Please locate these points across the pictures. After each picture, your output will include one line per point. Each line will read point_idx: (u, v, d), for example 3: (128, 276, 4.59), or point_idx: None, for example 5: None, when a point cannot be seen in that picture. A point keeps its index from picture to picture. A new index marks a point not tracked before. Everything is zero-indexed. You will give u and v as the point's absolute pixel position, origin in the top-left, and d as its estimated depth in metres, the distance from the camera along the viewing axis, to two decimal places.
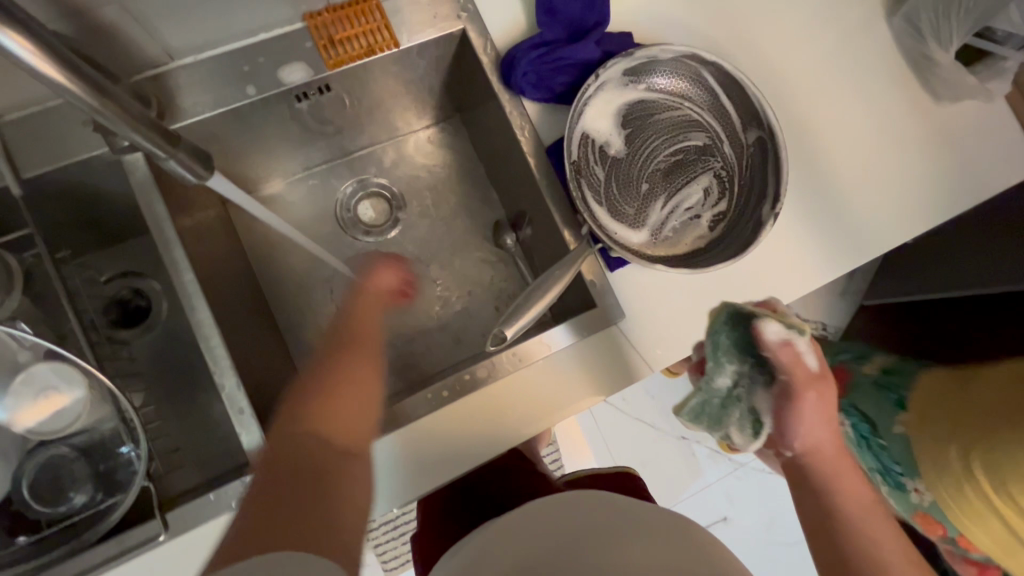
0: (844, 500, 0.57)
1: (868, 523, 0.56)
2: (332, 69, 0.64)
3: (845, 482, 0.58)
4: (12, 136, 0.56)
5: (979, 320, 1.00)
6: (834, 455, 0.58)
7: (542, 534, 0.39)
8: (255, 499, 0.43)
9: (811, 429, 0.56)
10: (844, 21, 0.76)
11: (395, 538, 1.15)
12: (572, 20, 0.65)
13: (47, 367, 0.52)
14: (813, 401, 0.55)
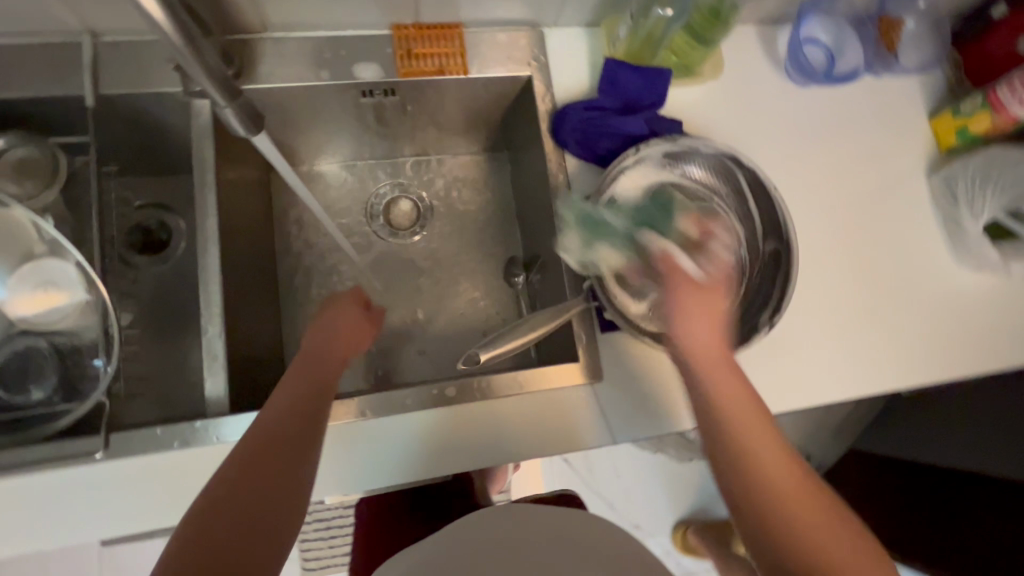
0: (771, 478, 0.45)
1: (808, 509, 0.44)
2: (401, 77, 0.69)
3: (776, 457, 0.46)
4: (103, 55, 0.62)
5: (965, 497, 0.96)
6: (756, 419, 0.48)
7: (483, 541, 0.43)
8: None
9: (720, 379, 0.50)
10: (885, 168, 0.79)
11: (323, 538, 1.12)
12: (630, 96, 0.68)
13: (58, 264, 0.55)
14: (713, 342, 0.51)
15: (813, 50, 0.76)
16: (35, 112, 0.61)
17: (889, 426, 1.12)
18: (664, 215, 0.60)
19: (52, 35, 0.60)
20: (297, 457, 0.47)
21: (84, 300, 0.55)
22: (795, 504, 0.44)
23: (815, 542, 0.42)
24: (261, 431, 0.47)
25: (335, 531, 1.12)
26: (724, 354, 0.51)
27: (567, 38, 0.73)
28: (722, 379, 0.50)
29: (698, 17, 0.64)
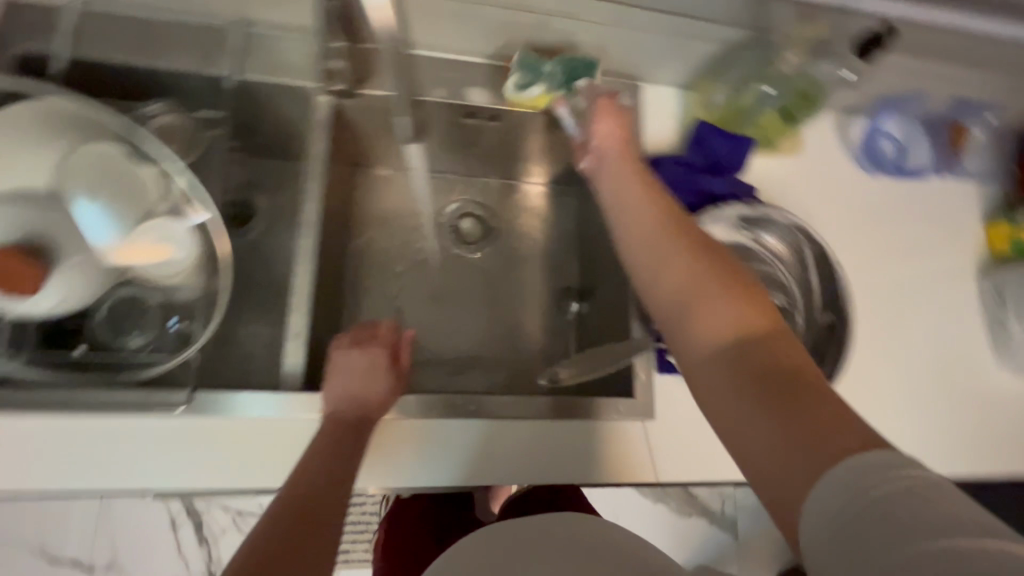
0: (712, 339, 0.44)
1: (756, 353, 0.41)
2: (509, 107, 0.75)
3: (713, 321, 0.45)
4: (250, 44, 0.67)
5: None
6: (703, 283, 0.47)
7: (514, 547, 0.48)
8: None
9: (657, 265, 0.51)
10: (938, 262, 0.83)
11: None
12: (716, 157, 0.73)
13: (186, 227, 0.58)
14: (648, 222, 0.54)
15: (886, 143, 0.82)
16: (178, 83, 0.66)
17: None
18: (583, 76, 0.71)
19: (209, 18, 0.67)
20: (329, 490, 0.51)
21: (198, 261, 0.60)
22: (741, 363, 0.41)
23: (753, 402, 0.39)
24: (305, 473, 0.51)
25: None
26: (671, 232, 0.52)
27: (659, 95, 0.77)
28: (664, 268, 0.50)
29: (791, 101, 0.69)
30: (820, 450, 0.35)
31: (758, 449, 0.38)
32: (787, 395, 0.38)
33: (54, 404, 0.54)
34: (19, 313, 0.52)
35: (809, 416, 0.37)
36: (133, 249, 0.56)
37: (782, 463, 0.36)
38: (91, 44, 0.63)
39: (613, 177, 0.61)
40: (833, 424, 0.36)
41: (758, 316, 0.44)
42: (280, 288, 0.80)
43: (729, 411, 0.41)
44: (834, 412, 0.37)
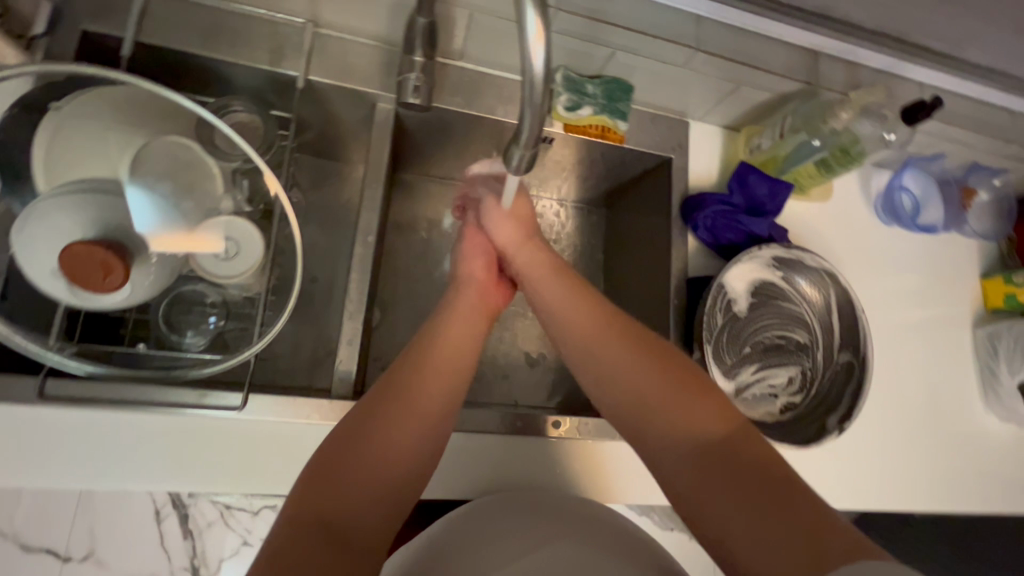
0: (679, 444, 0.50)
1: (721, 457, 0.48)
2: (564, 131, 0.73)
3: (681, 426, 0.50)
4: (319, 45, 0.67)
5: None
6: (662, 392, 0.52)
7: (506, 531, 0.55)
8: (303, 505, 0.45)
9: (602, 370, 0.56)
10: (939, 311, 0.89)
11: None
12: (755, 197, 0.77)
13: (237, 224, 0.57)
14: (586, 329, 0.58)
15: (905, 196, 0.88)
16: (241, 78, 0.65)
17: None
18: (624, 101, 0.73)
19: (279, 14, 0.65)
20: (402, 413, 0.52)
21: (257, 263, 0.59)
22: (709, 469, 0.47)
23: (732, 510, 0.45)
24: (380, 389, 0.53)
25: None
26: (614, 334, 0.57)
27: (704, 133, 0.81)
28: (614, 371, 0.55)
29: (830, 154, 0.72)
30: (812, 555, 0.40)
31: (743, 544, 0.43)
32: (761, 500, 0.44)
33: (114, 397, 0.55)
34: (74, 304, 0.50)
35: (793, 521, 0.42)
36: (195, 240, 0.54)
37: (768, 571, 0.42)
38: (155, 29, 0.61)
39: (537, 273, 0.64)
40: (815, 526, 0.42)
41: (722, 420, 0.50)
42: (316, 291, 0.80)
43: (711, 519, 0.46)
44: (816, 515, 0.43)
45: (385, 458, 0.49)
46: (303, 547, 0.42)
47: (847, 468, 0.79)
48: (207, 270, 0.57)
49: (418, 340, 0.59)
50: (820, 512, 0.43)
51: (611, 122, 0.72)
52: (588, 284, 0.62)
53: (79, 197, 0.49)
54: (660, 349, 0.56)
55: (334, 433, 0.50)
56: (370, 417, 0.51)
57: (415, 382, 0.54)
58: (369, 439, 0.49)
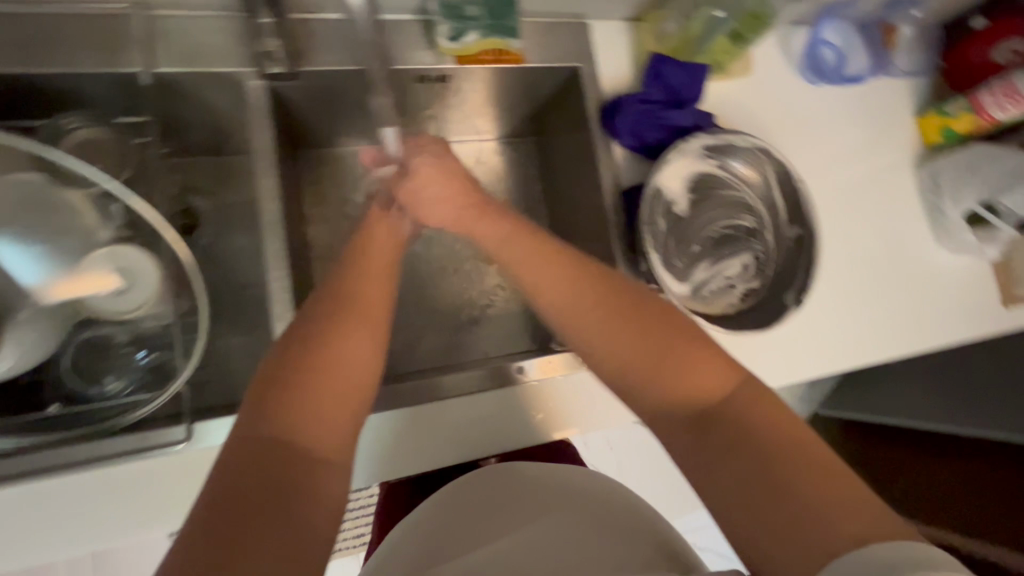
0: (674, 403, 0.46)
1: (722, 419, 0.44)
2: (459, 65, 0.67)
3: (676, 385, 0.46)
4: (154, 31, 0.58)
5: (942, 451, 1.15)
6: (652, 350, 0.48)
7: (504, 494, 0.58)
8: (225, 485, 0.39)
9: (585, 331, 0.52)
10: (880, 161, 0.88)
11: None
12: (673, 88, 0.73)
13: (113, 254, 0.53)
14: (568, 292, 0.53)
15: (828, 51, 0.84)
16: (82, 90, 0.58)
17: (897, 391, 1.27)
18: (511, 16, 0.66)
19: (96, 6, 0.57)
20: (347, 365, 0.48)
21: (156, 289, 0.54)
22: (709, 433, 0.44)
23: (734, 478, 0.42)
24: (302, 341, 0.47)
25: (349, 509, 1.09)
26: (599, 292, 0.52)
27: (608, 32, 0.75)
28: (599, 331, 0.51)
29: (740, 22, 0.70)
30: (829, 529, 0.37)
31: (746, 509, 0.41)
32: (771, 466, 0.41)
33: (50, 465, 0.51)
34: None
35: (810, 490, 0.39)
36: (77, 283, 0.51)
37: (773, 539, 0.39)
38: None
39: (496, 239, 0.59)
40: (834, 494, 0.38)
41: (723, 376, 0.46)
42: (249, 296, 0.76)
43: (712, 484, 0.43)
44: (835, 480, 0.39)
45: (338, 403, 0.46)
46: (256, 489, 0.39)
47: (814, 338, 0.80)
48: (104, 308, 0.53)
49: (327, 285, 0.54)
50: (841, 475, 0.39)
51: (502, 43, 0.66)
52: (565, 245, 0.56)
53: None
54: (651, 305, 0.51)
55: (270, 364, 0.46)
56: (300, 379, 0.45)
57: (362, 306, 0.52)
58: (318, 369, 0.46)
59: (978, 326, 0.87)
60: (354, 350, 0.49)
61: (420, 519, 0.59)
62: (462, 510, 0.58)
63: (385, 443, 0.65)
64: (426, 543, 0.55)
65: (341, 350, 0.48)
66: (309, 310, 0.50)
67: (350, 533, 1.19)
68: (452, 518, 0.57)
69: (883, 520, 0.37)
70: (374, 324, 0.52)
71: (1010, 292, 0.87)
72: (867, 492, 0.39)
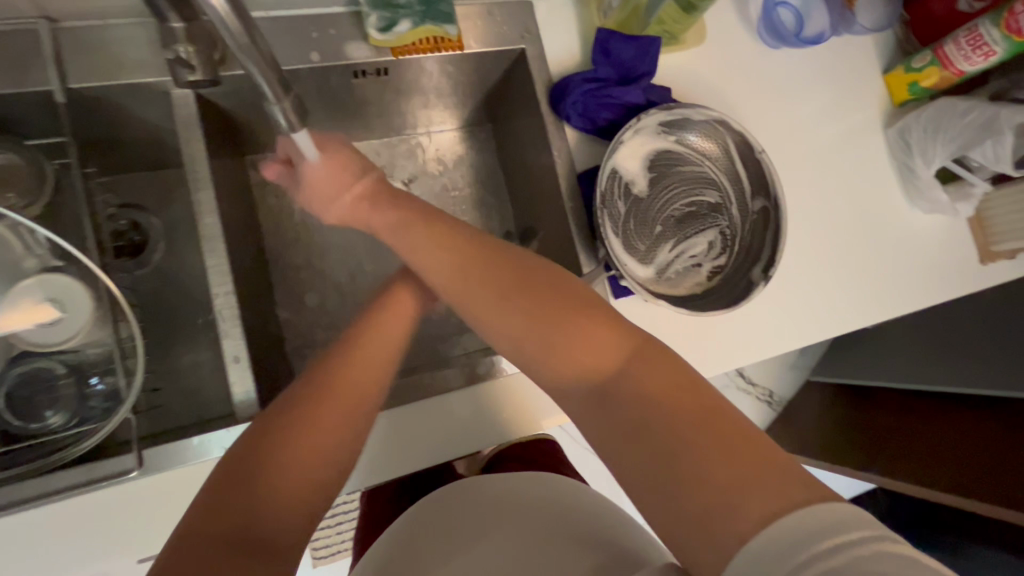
0: (578, 383, 0.45)
1: (623, 397, 0.43)
2: (395, 57, 0.64)
3: (580, 371, 0.45)
4: (66, 45, 0.56)
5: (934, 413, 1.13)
6: (553, 333, 0.46)
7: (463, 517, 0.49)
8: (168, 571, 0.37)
9: (487, 317, 0.49)
10: (848, 123, 0.85)
11: (329, 528, 1.18)
12: (623, 64, 0.70)
13: (38, 285, 0.50)
14: (457, 275, 0.50)
15: (785, 12, 0.81)
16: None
17: (884, 354, 1.26)
18: (444, 1, 0.63)
19: (0, 23, 0.54)
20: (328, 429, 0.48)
21: (91, 321, 0.52)
22: (614, 413, 0.43)
23: (644, 467, 0.40)
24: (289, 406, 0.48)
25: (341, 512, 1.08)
26: (492, 272, 0.49)
27: (553, 8, 0.72)
28: (493, 310, 0.49)
29: None
30: (731, 510, 0.36)
31: (659, 497, 0.39)
32: (675, 446, 0.39)
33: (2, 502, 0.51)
34: None
35: (715, 470, 0.38)
36: (4, 321, 0.50)
37: (684, 525, 0.38)
38: None
39: (389, 226, 0.55)
40: (739, 469, 0.37)
41: (618, 350, 0.44)
42: (206, 311, 0.74)
43: (628, 471, 0.41)
44: (734, 450, 0.38)
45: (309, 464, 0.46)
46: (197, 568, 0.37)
47: (787, 311, 0.78)
48: (37, 342, 0.51)
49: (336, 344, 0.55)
50: (746, 444, 0.38)
51: (439, 31, 0.63)
52: (452, 220, 0.54)
53: None
54: (547, 281, 0.49)
55: (241, 446, 0.45)
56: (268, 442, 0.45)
57: (357, 366, 0.52)
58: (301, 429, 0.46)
59: (956, 285, 0.85)
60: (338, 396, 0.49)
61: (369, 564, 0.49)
62: (415, 544, 0.48)
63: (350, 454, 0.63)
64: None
65: (317, 429, 0.47)
66: (292, 388, 0.50)
67: (346, 532, 1.19)
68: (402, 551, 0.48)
69: (782, 492, 0.36)
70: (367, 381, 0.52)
71: (987, 247, 0.85)
72: (771, 460, 0.38)
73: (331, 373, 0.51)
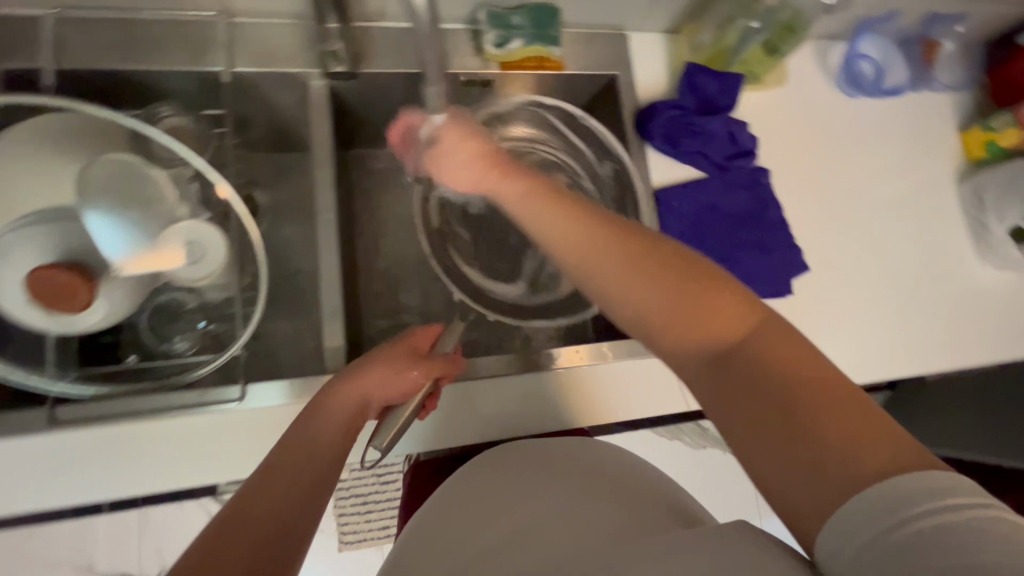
0: (695, 346, 0.44)
1: (743, 361, 0.41)
2: (503, 70, 0.72)
3: (697, 334, 0.44)
4: (236, 36, 0.66)
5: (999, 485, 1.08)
6: (680, 293, 0.45)
7: (499, 483, 0.56)
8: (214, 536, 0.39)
9: (602, 275, 0.49)
10: (921, 174, 0.87)
11: (360, 515, 1.09)
12: (707, 96, 0.76)
13: (188, 229, 0.57)
14: (579, 239, 0.50)
15: (864, 64, 0.85)
16: (169, 83, 0.65)
17: None
18: (552, 26, 0.71)
19: (189, 13, 0.65)
20: (320, 429, 0.50)
21: (225, 264, 0.60)
22: (732, 377, 0.41)
23: (763, 431, 0.38)
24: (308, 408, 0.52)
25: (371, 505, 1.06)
26: (610, 231, 0.49)
27: (646, 44, 0.79)
28: (608, 268, 0.48)
29: (773, 33, 0.73)
30: (849, 470, 0.35)
31: (771, 462, 0.38)
32: (795, 413, 0.37)
33: (123, 412, 0.58)
34: (57, 328, 0.52)
35: (835, 437, 0.36)
36: (157, 260, 0.55)
37: (802, 489, 0.36)
38: (69, 55, 0.61)
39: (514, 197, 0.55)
40: (857, 434, 0.35)
41: (745, 316, 0.43)
42: None
43: (738, 436, 0.40)
44: (853, 421, 0.36)
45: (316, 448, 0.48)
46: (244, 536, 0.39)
47: (850, 348, 0.78)
48: (182, 277, 0.59)
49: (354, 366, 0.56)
50: (870, 419, 0.36)
51: (545, 50, 0.72)
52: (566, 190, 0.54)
53: (39, 227, 0.50)
54: (662, 246, 0.47)
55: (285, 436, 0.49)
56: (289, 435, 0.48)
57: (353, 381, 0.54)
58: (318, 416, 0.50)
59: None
60: (340, 400, 0.52)
61: (422, 526, 0.54)
62: (471, 499, 0.55)
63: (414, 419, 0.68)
64: (432, 535, 0.52)
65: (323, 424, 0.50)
66: (334, 382, 0.54)
67: (375, 523, 1.11)
68: (457, 508, 0.54)
69: (900, 459, 0.34)
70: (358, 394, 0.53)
71: None
72: (891, 433, 0.35)
73: (335, 390, 0.53)
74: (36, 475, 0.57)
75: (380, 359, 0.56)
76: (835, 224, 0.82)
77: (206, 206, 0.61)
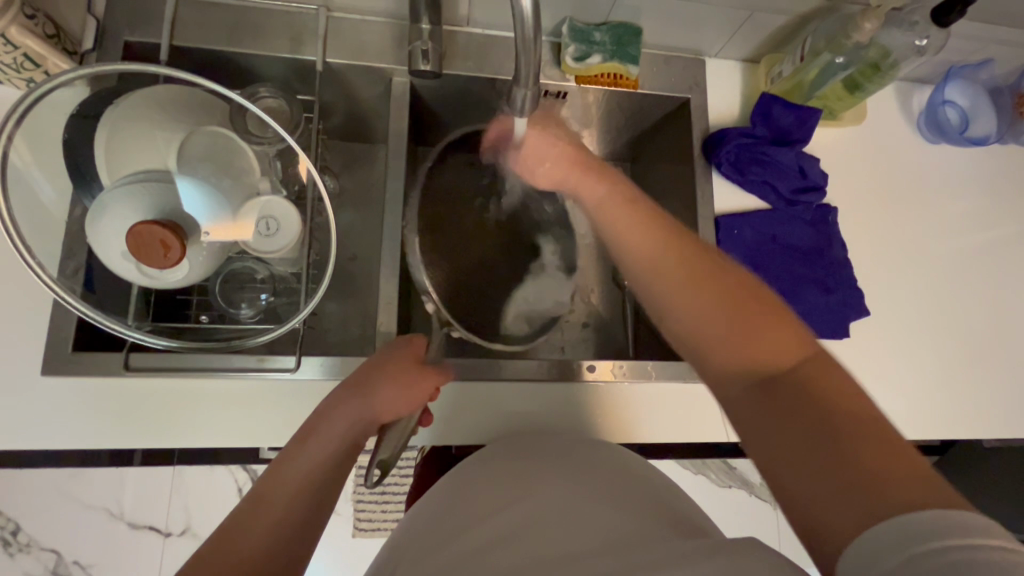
0: (739, 362, 0.42)
1: (794, 381, 0.39)
2: (577, 84, 0.74)
3: (742, 347, 0.42)
4: (332, 28, 0.70)
5: None
6: (736, 309, 0.43)
7: (511, 472, 0.57)
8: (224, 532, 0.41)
9: (659, 280, 0.48)
10: (1000, 230, 0.83)
11: (377, 503, 1.06)
12: (780, 127, 0.75)
13: (269, 204, 0.60)
14: (649, 246, 0.49)
15: (950, 110, 0.83)
16: (267, 67, 0.70)
17: None
18: (634, 45, 0.72)
19: (294, 5, 0.69)
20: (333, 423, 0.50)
21: (295, 239, 0.62)
22: (777, 395, 0.39)
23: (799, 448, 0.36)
24: (328, 402, 0.53)
25: (389, 496, 1.06)
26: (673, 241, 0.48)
27: (722, 71, 0.80)
28: (664, 272, 0.47)
29: (858, 71, 0.70)
30: (883, 489, 0.33)
31: (799, 479, 0.36)
32: (838, 431, 0.35)
33: (187, 365, 0.62)
34: (146, 280, 0.55)
35: (870, 457, 0.34)
36: (238, 229, 0.58)
37: (833, 509, 0.34)
38: (184, 34, 0.67)
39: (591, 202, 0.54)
40: (895, 469, 0.33)
41: (798, 341, 0.41)
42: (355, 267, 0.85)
43: (773, 448, 0.38)
44: (890, 448, 0.34)
45: (326, 443, 0.49)
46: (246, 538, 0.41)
47: (907, 399, 0.74)
48: (257, 248, 0.61)
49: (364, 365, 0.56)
50: (903, 452, 0.34)
51: (622, 68, 0.72)
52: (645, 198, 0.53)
53: (137, 186, 0.54)
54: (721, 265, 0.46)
55: (301, 431, 0.50)
56: (308, 431, 0.50)
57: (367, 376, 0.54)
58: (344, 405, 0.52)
59: None
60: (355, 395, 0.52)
61: (436, 504, 0.56)
62: (487, 482, 0.56)
63: (452, 411, 0.69)
64: (442, 512, 0.54)
65: (333, 416, 0.51)
66: (350, 376, 0.55)
67: (391, 513, 1.07)
68: (467, 490, 0.56)
69: (930, 486, 0.33)
70: (362, 394, 0.53)
71: None
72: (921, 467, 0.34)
73: (353, 383, 0.53)
74: (107, 414, 0.62)
75: (389, 370, 0.55)
76: (900, 271, 0.79)
77: (286, 183, 0.62)
